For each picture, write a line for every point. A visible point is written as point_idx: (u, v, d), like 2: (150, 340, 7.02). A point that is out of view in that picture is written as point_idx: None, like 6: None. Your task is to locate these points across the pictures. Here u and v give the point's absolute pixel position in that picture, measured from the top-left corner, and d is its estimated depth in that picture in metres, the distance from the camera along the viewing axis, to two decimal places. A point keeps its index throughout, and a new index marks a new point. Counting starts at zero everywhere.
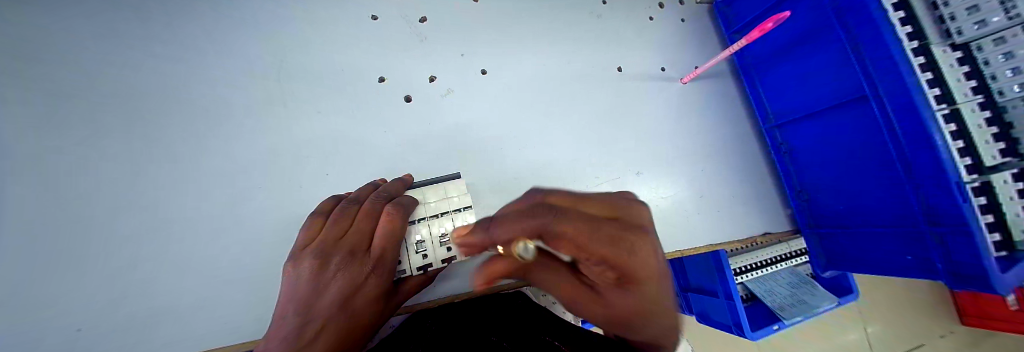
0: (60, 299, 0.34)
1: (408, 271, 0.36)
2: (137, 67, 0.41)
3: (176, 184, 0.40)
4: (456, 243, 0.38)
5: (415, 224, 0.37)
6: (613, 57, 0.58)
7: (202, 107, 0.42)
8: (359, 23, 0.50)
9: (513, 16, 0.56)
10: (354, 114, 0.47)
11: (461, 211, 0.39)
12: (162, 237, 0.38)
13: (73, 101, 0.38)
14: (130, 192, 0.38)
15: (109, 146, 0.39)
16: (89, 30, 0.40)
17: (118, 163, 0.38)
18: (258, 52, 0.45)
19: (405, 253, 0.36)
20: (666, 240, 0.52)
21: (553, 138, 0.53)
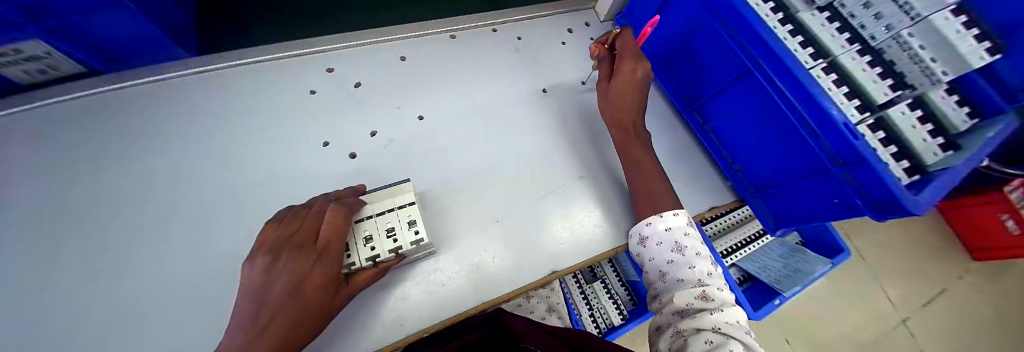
0: None
1: (358, 263, 0.39)
2: (93, 176, 0.45)
3: (120, 279, 0.40)
4: (402, 234, 0.41)
5: (362, 222, 0.41)
6: (538, 80, 0.64)
7: (154, 200, 0.45)
8: (301, 98, 0.56)
9: (439, 65, 0.63)
10: (303, 178, 0.50)
11: (405, 207, 0.43)
12: (99, 336, 0.37)
13: (35, 219, 0.42)
14: (73, 294, 0.39)
15: (61, 253, 0.40)
16: (53, 154, 0.46)
17: (66, 269, 0.40)
18: (209, 141, 0.50)
19: (354, 246, 0.40)
20: (619, 234, 0.54)
21: (494, 161, 0.56)
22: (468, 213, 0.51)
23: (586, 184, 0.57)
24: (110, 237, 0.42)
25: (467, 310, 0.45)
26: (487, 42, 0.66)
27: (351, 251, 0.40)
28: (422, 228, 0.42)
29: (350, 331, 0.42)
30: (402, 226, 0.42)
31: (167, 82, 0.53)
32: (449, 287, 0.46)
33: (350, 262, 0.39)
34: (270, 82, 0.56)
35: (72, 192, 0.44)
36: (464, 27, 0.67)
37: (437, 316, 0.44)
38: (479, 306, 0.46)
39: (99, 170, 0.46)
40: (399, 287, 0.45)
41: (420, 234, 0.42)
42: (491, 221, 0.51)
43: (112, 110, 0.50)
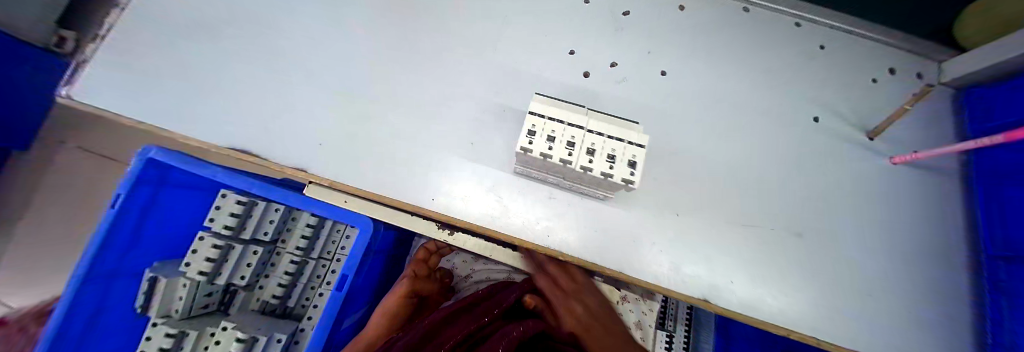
0: (305, 119, 0.52)
1: (574, 166, 0.37)
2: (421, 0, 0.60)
3: (403, 78, 0.55)
4: (617, 165, 0.36)
5: (590, 134, 0.38)
6: (816, 106, 0.50)
7: (444, 34, 0.58)
8: (574, 4, 0.58)
9: (716, 31, 0.55)
10: (539, 71, 0.54)
11: (633, 145, 0.37)
12: (373, 107, 0.53)
13: (381, 13, 0.59)
14: (378, 73, 0.55)
15: (384, 42, 0.57)
16: None
17: (381, 56, 0.56)
18: (494, 8, 0.59)
19: (579, 152, 0.37)
20: (788, 320, 0.40)
21: (710, 158, 0.48)
22: (654, 194, 0.46)
23: (801, 247, 0.43)
24: (414, 48, 0.57)
25: (602, 266, 0.44)
26: (780, 34, 0.55)
27: (574, 154, 0.37)
28: (637, 175, 0.36)
29: (511, 213, 0.48)
30: (622, 159, 0.37)
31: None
32: (576, 236, 0.46)
33: (571, 160, 0.37)
34: None
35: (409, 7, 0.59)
36: (764, 6, 0.57)
37: (574, 251, 0.45)
38: (613, 271, 0.44)
39: None
40: (558, 209, 0.47)
41: (634, 181, 0.36)
42: (670, 211, 0.45)
43: None
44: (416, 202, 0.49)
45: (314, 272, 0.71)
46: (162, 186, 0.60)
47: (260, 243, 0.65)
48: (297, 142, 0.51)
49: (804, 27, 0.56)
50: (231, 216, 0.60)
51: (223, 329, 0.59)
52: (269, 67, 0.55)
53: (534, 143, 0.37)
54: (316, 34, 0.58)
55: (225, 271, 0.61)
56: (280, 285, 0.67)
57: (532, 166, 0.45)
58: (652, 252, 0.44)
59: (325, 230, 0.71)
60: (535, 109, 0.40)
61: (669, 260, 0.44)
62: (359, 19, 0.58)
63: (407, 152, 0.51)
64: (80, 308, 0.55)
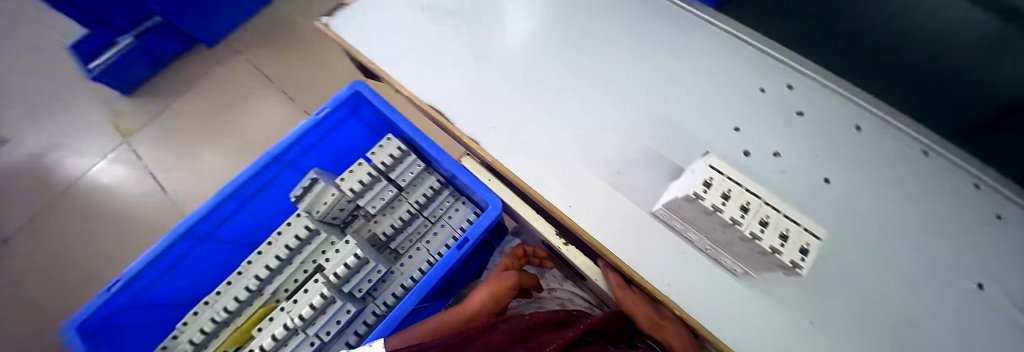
0: (493, 105, 0.64)
1: (742, 228, 0.39)
2: (612, 41, 0.69)
3: (580, 99, 0.64)
4: (788, 246, 0.39)
5: (763, 205, 0.42)
6: (987, 271, 0.49)
7: (625, 74, 0.66)
8: (750, 89, 0.63)
9: (890, 161, 0.56)
10: (702, 135, 0.60)
11: (808, 233, 0.40)
12: (548, 115, 0.63)
13: (577, 41, 0.69)
14: (560, 89, 0.65)
15: (572, 65, 0.67)
16: (611, 17, 0.71)
17: (567, 75, 0.66)
18: (675, 66, 0.66)
19: (752, 219, 0.40)
20: None
21: (855, 276, 0.48)
22: (791, 288, 0.47)
23: None
24: (596, 77, 0.66)
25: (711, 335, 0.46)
26: (960, 187, 0.54)
27: (746, 219, 0.40)
28: (806, 263, 0.39)
29: (642, 249, 0.52)
30: (793, 241, 0.40)
31: (693, 13, 0.70)
32: (699, 295, 0.49)
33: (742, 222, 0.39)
34: (743, 61, 0.66)
35: (601, 42, 0.69)
36: (944, 154, 0.56)
37: (693, 307, 0.48)
38: (723, 341, 0.46)
39: (625, 39, 0.69)
40: (688, 263, 0.51)
41: (801, 267, 0.39)
42: (804, 317, 0.46)
43: (649, 14, 0.71)
44: (556, 204, 0.57)
45: (417, 228, 0.79)
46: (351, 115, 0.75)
47: (394, 186, 0.75)
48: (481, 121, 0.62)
49: (983, 189, 0.53)
50: (390, 157, 0.72)
51: (344, 242, 0.69)
52: (479, 55, 0.68)
53: (708, 194, 0.42)
54: (521, 40, 0.69)
55: (363, 197, 0.72)
56: (391, 226, 0.76)
57: (682, 215, 0.49)
58: (774, 341, 0.45)
59: (440, 197, 0.79)
60: (712, 167, 0.45)
61: None
62: (557, 40, 0.69)
63: (563, 161, 0.59)
64: (260, 179, 0.70)
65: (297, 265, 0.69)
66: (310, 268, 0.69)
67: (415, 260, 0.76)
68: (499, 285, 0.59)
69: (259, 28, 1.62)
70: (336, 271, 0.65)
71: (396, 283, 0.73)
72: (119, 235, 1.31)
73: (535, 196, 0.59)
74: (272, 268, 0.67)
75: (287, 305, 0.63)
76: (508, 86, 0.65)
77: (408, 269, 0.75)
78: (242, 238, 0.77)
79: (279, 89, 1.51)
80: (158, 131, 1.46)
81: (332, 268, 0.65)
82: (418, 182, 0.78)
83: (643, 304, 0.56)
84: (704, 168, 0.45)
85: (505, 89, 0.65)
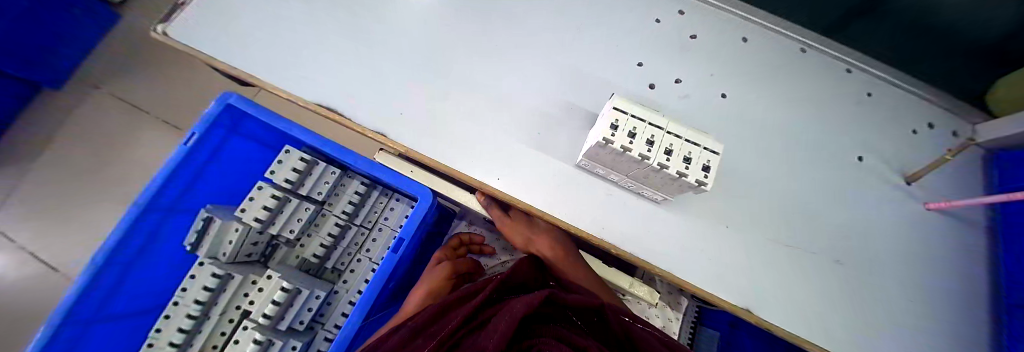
0: (388, 89, 0.57)
1: (651, 161, 0.39)
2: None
3: (481, 64, 0.59)
4: (692, 167, 0.40)
5: (666, 135, 0.41)
6: (861, 146, 0.55)
7: (522, 30, 0.62)
8: (646, 20, 0.62)
9: (775, 65, 0.59)
10: (609, 76, 0.58)
11: (709, 152, 0.41)
12: (451, 87, 0.58)
13: (465, 2, 0.63)
14: (458, 57, 0.59)
15: (466, 30, 0.61)
16: None
17: (462, 42, 0.60)
18: (571, 12, 0.63)
19: (658, 150, 0.40)
20: (819, 335, 0.44)
21: (761, 178, 0.51)
22: (707, 205, 0.50)
23: (839, 272, 0.47)
24: (495, 38, 0.61)
25: (649, 265, 0.47)
26: (834, 77, 0.59)
27: (652, 151, 0.40)
28: (711, 179, 0.40)
29: (572, 203, 0.51)
30: (697, 162, 0.40)
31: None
32: (631, 233, 0.49)
33: (649, 157, 0.39)
34: None
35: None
36: (822, 49, 0.62)
37: (629, 246, 0.48)
38: (660, 268, 0.47)
39: None
40: (615, 205, 0.51)
41: (707, 185, 0.40)
42: (722, 226, 0.48)
43: None
44: (483, 179, 0.53)
45: (353, 239, 0.72)
46: (232, 135, 0.64)
47: (312, 202, 0.67)
48: (379, 110, 0.55)
49: (854, 73, 0.61)
50: (294, 171, 0.63)
51: (268, 277, 0.61)
52: (360, 37, 0.59)
53: (615, 136, 0.41)
54: (405, 12, 0.62)
55: (277, 223, 0.63)
56: (321, 245, 0.69)
57: (600, 161, 0.48)
58: (701, 256, 0.47)
59: (370, 201, 0.73)
60: (616, 106, 0.43)
61: (716, 266, 0.47)
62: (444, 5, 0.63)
63: (477, 133, 0.55)
64: (135, 237, 0.58)
65: (216, 319, 0.60)
66: (236, 315, 0.62)
67: (359, 272, 0.71)
68: (432, 278, 0.59)
69: (109, 56, 1.32)
70: (264, 311, 0.57)
71: (343, 301, 0.69)
72: None
73: (459, 175, 0.54)
74: (186, 331, 0.57)
75: None
76: (401, 64, 0.58)
77: (353, 284, 0.70)
78: (144, 307, 0.65)
79: (161, 124, 1.27)
80: (12, 210, 1.17)
81: (260, 309, 0.58)
82: (339, 191, 0.70)
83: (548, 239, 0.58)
84: (609, 110, 0.43)
85: (398, 69, 0.58)
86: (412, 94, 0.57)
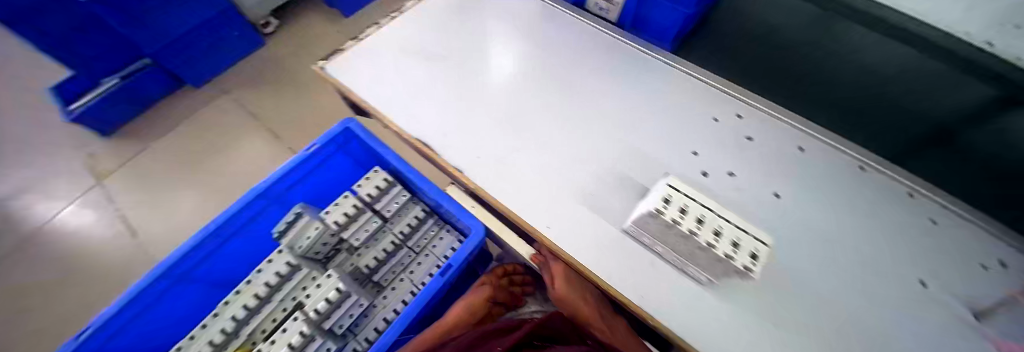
0: (473, 138, 0.69)
1: (700, 238, 0.44)
2: (580, 80, 0.77)
3: (554, 130, 0.70)
4: (739, 253, 0.44)
5: (717, 218, 0.47)
6: (926, 271, 0.53)
7: (593, 108, 0.72)
8: (705, 117, 0.71)
9: (830, 176, 0.63)
10: (666, 158, 0.65)
11: (756, 241, 0.45)
12: (525, 145, 0.68)
13: (549, 80, 0.77)
14: (536, 122, 0.71)
15: (546, 102, 0.73)
16: (578, 60, 0.80)
17: (540, 111, 0.72)
18: (636, 101, 0.73)
19: (706, 229, 0.45)
20: None
21: (813, 282, 0.52)
22: (753, 299, 0.51)
23: None
24: (569, 111, 0.72)
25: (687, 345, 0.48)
26: (894, 197, 0.61)
27: (700, 229, 0.45)
28: (758, 267, 0.44)
29: (617, 268, 0.55)
30: (745, 250, 0.44)
31: (651, 56, 0.80)
32: (675, 310, 0.51)
33: (696, 232, 0.45)
34: (697, 94, 0.74)
35: (571, 81, 0.76)
36: (882, 170, 0.63)
37: (670, 322, 0.49)
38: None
39: (591, 78, 0.77)
40: (659, 280, 0.53)
41: (753, 272, 0.43)
42: (769, 320, 0.49)
43: (610, 56, 0.80)
44: (536, 225, 0.60)
45: (400, 259, 0.79)
46: (338, 150, 0.78)
47: (378, 218, 0.76)
48: (461, 154, 0.67)
49: (916, 198, 0.61)
50: (376, 189, 0.74)
51: (327, 276, 0.68)
52: (459, 95, 0.74)
53: (666, 209, 0.48)
54: (498, 81, 0.76)
55: (348, 230, 0.72)
56: (374, 258, 0.76)
57: (648, 230, 0.53)
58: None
59: (425, 227, 0.81)
60: (670, 184, 0.52)
61: None
62: (530, 80, 0.77)
63: (540, 187, 0.63)
64: (244, 215, 0.70)
65: (276, 303, 0.67)
66: (291, 305, 0.68)
67: (399, 291, 0.76)
68: (471, 298, 0.62)
69: (250, 69, 1.68)
70: (317, 306, 0.63)
71: (379, 316, 0.73)
72: (76, 285, 1.22)
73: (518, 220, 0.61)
74: (249, 308, 0.65)
75: (263, 345, 0.60)
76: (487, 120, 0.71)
77: (390, 301, 0.75)
78: (222, 277, 0.75)
79: (265, 127, 1.54)
80: (133, 174, 1.43)
81: (312, 304, 0.64)
82: (403, 212, 0.80)
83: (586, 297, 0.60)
84: (662, 186, 0.51)
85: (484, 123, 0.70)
86: (491, 145, 0.68)
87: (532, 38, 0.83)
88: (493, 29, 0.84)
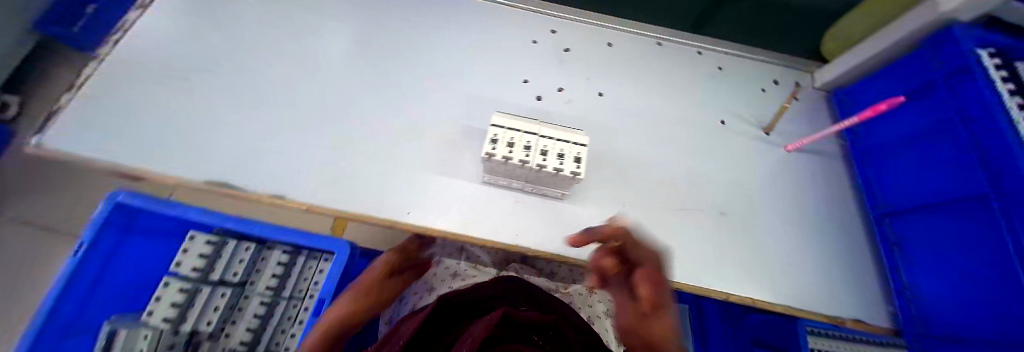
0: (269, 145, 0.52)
1: (531, 164, 0.45)
2: (392, 41, 0.67)
3: (376, 104, 0.59)
4: (566, 162, 0.46)
5: (542, 139, 0.48)
6: (721, 111, 0.63)
7: (413, 68, 0.65)
8: (524, 43, 0.70)
9: (639, 59, 0.69)
10: (500, 96, 0.64)
11: (577, 145, 0.47)
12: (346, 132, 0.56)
13: (354, 49, 0.64)
14: (351, 101, 0.59)
15: (357, 75, 0.61)
16: (379, 20, 0.69)
17: (353, 88, 0.60)
18: (456, 48, 0.68)
19: (534, 152, 0.46)
20: (721, 279, 0.49)
21: (645, 157, 0.58)
22: (603, 193, 0.55)
23: (725, 222, 0.53)
24: (388, 78, 0.62)
25: (566, 257, 0.50)
26: (689, 59, 0.69)
27: (529, 155, 0.46)
28: (583, 167, 0.46)
29: (485, 220, 0.53)
30: (570, 157, 0.46)
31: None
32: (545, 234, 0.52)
33: (524, 161, 0.45)
34: (512, 22, 0.73)
35: (379, 44, 0.65)
36: (675, 40, 0.71)
37: (542, 247, 0.51)
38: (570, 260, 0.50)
39: (402, 34, 0.68)
40: (525, 213, 0.53)
41: (581, 172, 0.45)
42: (618, 203, 0.54)
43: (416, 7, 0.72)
44: (391, 215, 0.51)
45: (283, 314, 0.65)
46: (129, 234, 0.61)
47: (228, 286, 0.63)
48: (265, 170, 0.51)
49: (705, 54, 0.70)
50: (199, 258, 0.61)
51: None
52: (232, 99, 0.55)
53: (496, 149, 0.45)
54: (285, 68, 0.60)
55: (190, 317, 0.59)
56: (247, 330, 0.62)
57: (498, 173, 0.52)
58: None
59: (297, 267, 0.68)
60: (495, 123, 0.49)
61: None
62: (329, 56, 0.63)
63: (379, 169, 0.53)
64: None
65: None
66: None
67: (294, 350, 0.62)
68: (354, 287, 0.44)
69: None
70: None
71: None
72: None
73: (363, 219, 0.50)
74: None
75: None
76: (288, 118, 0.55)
77: None
78: None
79: None
80: None
81: None
82: (261, 265, 0.67)
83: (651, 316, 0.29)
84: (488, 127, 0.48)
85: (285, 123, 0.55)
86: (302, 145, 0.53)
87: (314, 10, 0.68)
88: (260, 12, 0.66)
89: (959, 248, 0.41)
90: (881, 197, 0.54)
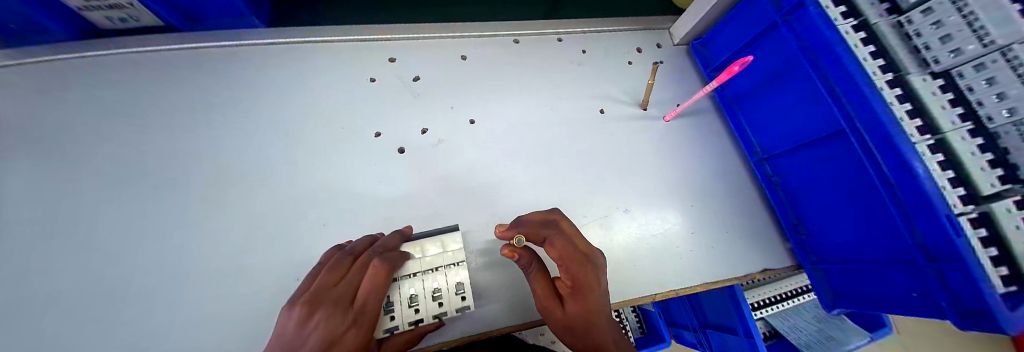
0: None
1: (402, 328, 0.34)
2: (168, 138, 0.48)
3: (171, 241, 0.42)
4: (446, 300, 0.37)
5: (405, 279, 0.37)
6: (596, 100, 0.60)
7: (214, 168, 0.47)
8: (361, 84, 0.56)
9: (500, 67, 0.61)
10: (350, 162, 0.50)
11: (452, 270, 0.38)
12: (136, 302, 0.39)
13: (110, 173, 0.45)
14: (129, 254, 0.41)
15: (128, 210, 0.43)
16: (137, 114, 0.49)
17: (128, 231, 0.42)
18: (270, 116, 0.51)
19: (398, 306, 0.35)
20: (645, 282, 0.48)
21: (536, 181, 0.53)
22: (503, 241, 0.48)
23: (629, 220, 0.52)
24: (179, 195, 0.45)
25: (495, 328, 0.43)
26: (551, 51, 0.63)
27: (393, 311, 0.35)
28: (469, 297, 0.37)
29: None
30: (449, 289, 0.37)
31: (249, 47, 0.55)
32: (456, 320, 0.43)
33: (391, 324, 0.34)
34: (336, 60, 0.57)
35: (151, 154, 0.46)
36: (530, 33, 0.65)
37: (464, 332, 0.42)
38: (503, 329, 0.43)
39: (183, 125, 0.49)
40: None
41: (467, 301, 0.37)
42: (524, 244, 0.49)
43: (190, 77, 0.52)
44: None
45: None
46: None
47: None
48: None
49: (564, 40, 0.65)
50: None
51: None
52: None
53: None
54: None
55: None
56: None
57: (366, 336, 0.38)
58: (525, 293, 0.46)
59: None
60: None
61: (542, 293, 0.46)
62: (69, 199, 0.43)
63: (207, 332, 0.39)
64: None
65: None
66: None
67: None
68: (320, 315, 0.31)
69: None
70: None
71: None
72: None
73: None
74: None
75: None
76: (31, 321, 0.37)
77: None
78: None
79: None
80: None
81: None
82: None
83: (564, 304, 0.33)
84: None
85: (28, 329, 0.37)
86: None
87: (11, 135, 0.44)
88: None
89: (826, 179, 0.46)
90: (756, 143, 0.57)
